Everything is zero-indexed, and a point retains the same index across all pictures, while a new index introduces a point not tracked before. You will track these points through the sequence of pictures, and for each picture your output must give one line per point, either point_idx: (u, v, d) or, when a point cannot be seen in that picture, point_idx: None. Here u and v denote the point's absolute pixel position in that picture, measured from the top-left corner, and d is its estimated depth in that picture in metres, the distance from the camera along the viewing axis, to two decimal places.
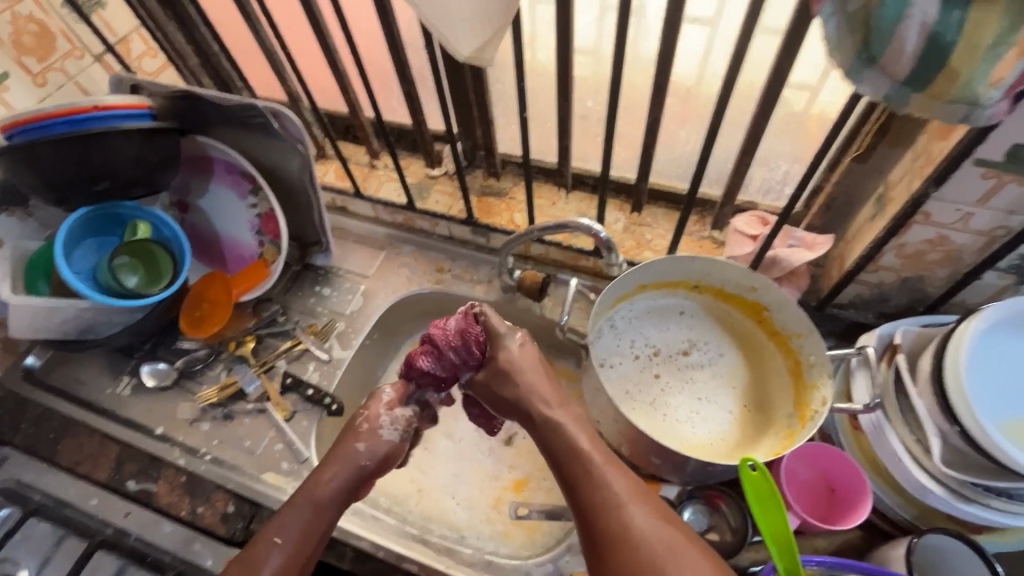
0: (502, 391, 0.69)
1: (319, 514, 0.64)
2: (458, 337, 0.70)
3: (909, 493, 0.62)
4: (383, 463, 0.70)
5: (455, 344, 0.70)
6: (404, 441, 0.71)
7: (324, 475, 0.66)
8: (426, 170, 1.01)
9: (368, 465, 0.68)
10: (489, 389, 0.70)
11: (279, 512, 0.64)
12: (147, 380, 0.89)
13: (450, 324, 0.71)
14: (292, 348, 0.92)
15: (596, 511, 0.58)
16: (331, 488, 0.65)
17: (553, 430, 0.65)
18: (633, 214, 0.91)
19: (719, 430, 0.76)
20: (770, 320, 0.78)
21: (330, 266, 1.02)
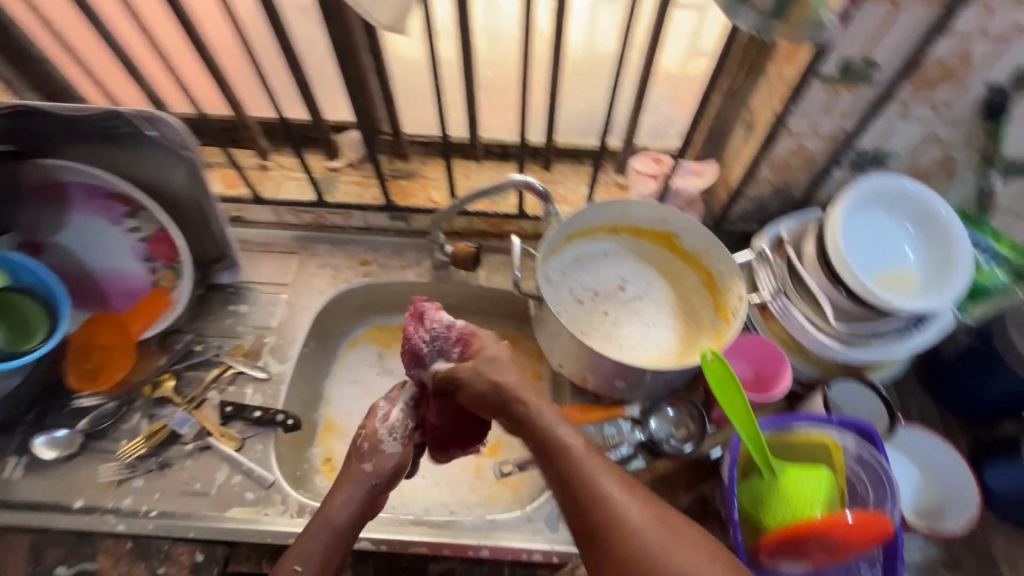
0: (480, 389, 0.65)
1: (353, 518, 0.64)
2: (440, 332, 0.70)
3: (815, 354, 0.76)
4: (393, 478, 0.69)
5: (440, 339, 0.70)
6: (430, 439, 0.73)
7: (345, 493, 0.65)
8: (327, 162, 0.98)
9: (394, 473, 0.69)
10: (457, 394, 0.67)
11: (294, 541, 0.61)
12: (44, 454, 0.76)
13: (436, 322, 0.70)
14: (222, 374, 0.84)
15: (590, 509, 0.54)
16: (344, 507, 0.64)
17: (542, 432, 0.61)
18: (543, 173, 0.96)
19: (662, 347, 0.86)
20: (681, 244, 0.89)
21: (238, 283, 0.94)
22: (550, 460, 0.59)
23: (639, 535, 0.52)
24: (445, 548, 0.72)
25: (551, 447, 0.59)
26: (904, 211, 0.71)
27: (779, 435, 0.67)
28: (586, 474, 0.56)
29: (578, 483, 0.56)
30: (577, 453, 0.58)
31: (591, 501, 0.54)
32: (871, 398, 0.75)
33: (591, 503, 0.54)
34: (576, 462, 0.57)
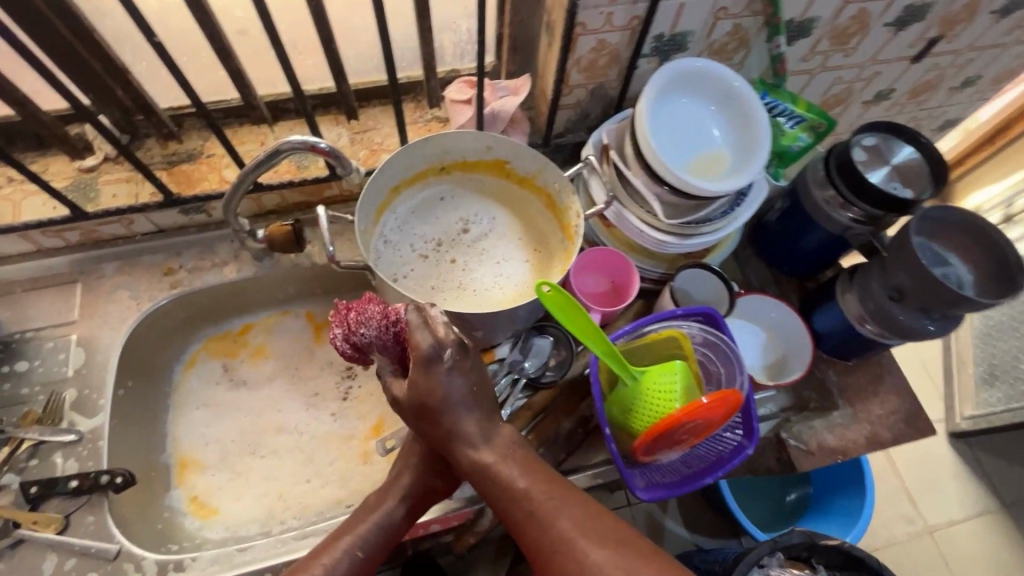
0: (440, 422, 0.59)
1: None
2: (377, 333, 0.60)
3: (655, 252, 0.77)
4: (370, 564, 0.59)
5: (377, 342, 0.61)
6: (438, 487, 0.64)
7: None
8: (76, 163, 0.79)
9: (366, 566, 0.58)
10: (407, 408, 0.61)
11: None
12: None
13: (364, 331, 0.60)
14: (15, 452, 0.69)
15: (549, 552, 0.54)
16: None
17: (495, 484, 0.59)
18: (351, 123, 0.85)
19: (518, 280, 0.82)
20: (515, 170, 0.84)
21: (7, 336, 0.76)
22: (506, 509, 0.58)
23: (597, 574, 0.50)
24: None
25: (506, 493, 0.57)
26: (695, 91, 0.72)
27: (634, 341, 0.69)
28: (545, 517, 0.55)
29: (533, 530, 0.55)
30: (526, 497, 0.57)
31: (546, 545, 0.54)
32: (713, 281, 0.78)
33: (545, 547, 0.54)
34: (534, 503, 0.56)
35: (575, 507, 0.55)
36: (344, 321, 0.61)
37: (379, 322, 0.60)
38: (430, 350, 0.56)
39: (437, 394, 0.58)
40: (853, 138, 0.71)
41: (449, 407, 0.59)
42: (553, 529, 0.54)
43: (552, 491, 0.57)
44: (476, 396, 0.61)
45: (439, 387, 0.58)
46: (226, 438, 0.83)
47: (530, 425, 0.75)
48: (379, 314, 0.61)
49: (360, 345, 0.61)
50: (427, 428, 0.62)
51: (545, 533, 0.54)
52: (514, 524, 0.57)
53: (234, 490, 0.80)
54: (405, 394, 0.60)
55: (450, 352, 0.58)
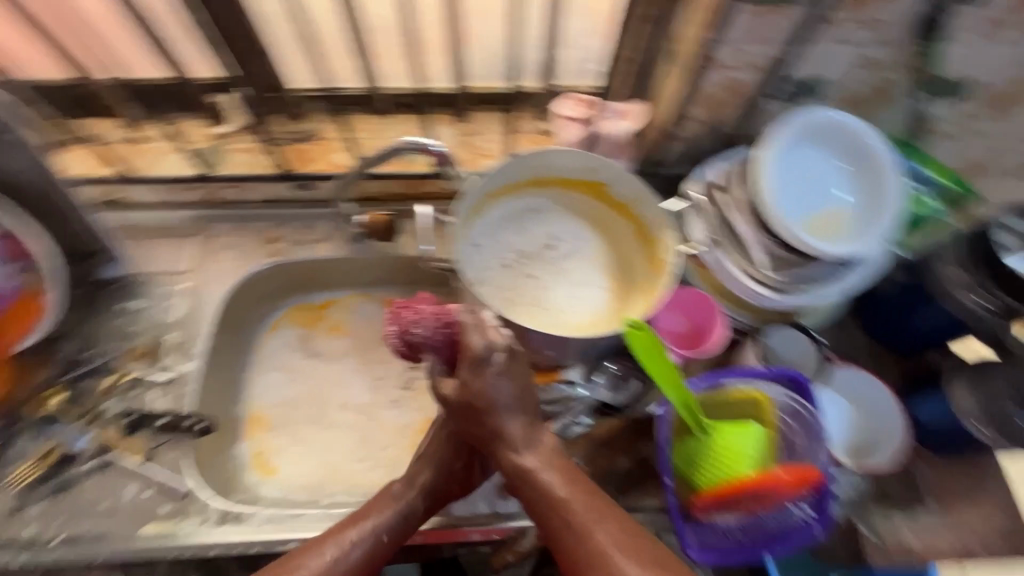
0: (487, 420, 0.61)
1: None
2: (430, 333, 0.63)
3: (750, 304, 0.73)
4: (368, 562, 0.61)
5: (430, 341, 0.63)
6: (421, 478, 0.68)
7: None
8: (210, 128, 0.85)
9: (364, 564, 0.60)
10: (455, 407, 0.63)
11: None
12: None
13: (419, 330, 0.63)
14: (119, 382, 0.76)
15: (585, 564, 0.55)
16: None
17: (535, 490, 0.60)
18: (460, 124, 0.88)
19: (595, 306, 0.80)
20: (611, 193, 0.84)
21: (126, 276, 0.83)
22: (543, 516, 0.59)
23: None
24: None
25: (544, 502, 0.59)
26: (838, 150, 0.70)
27: (711, 394, 0.66)
28: (583, 529, 0.56)
29: (569, 540, 0.57)
30: (564, 506, 0.58)
31: (581, 557, 0.55)
32: (804, 344, 0.75)
33: (579, 558, 0.55)
34: (572, 512, 0.57)
35: (611, 524, 0.56)
36: (402, 320, 0.64)
37: (432, 321, 0.63)
38: (482, 350, 0.59)
39: (485, 394, 0.60)
40: (995, 220, 0.66)
41: (495, 408, 0.61)
42: (589, 542, 0.55)
43: (590, 504, 0.58)
44: (523, 402, 0.63)
45: (487, 388, 0.60)
46: (294, 404, 0.88)
47: (586, 454, 0.76)
48: (434, 315, 0.64)
49: (413, 344, 0.64)
50: (472, 428, 0.64)
51: (580, 546, 0.56)
52: (550, 532, 0.59)
53: (293, 454, 0.84)
54: (453, 393, 0.62)
55: (501, 355, 0.60)
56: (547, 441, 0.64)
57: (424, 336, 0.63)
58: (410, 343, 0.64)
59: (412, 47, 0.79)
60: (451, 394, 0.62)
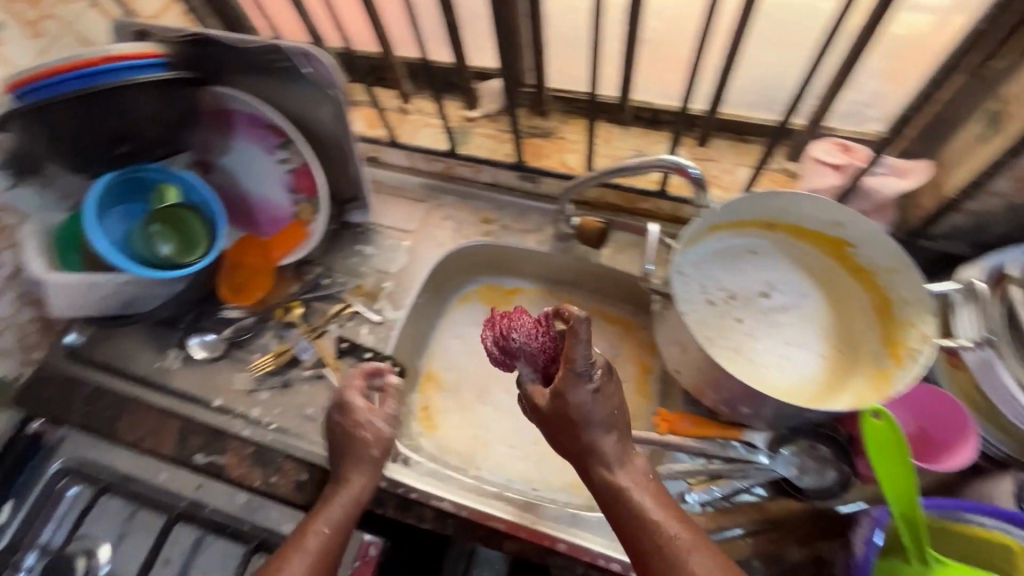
0: (583, 438, 0.58)
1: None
2: (531, 343, 0.59)
3: (1013, 428, 0.61)
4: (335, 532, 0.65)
5: (525, 349, 0.60)
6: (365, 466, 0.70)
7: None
8: (465, 111, 0.95)
9: (326, 540, 0.64)
10: (548, 417, 0.59)
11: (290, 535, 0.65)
12: (195, 353, 0.87)
13: (513, 336, 0.59)
14: (342, 311, 0.89)
15: None
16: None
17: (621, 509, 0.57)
18: (697, 146, 0.84)
19: (805, 372, 0.73)
20: (854, 256, 0.74)
21: (367, 223, 0.96)
22: (628, 534, 0.56)
23: None
24: (522, 530, 0.70)
25: (634, 524, 0.55)
26: None
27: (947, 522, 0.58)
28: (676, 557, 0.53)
29: (660, 567, 0.53)
30: (652, 532, 0.55)
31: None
32: None
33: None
34: (665, 537, 0.54)
35: (705, 558, 0.52)
36: (498, 325, 0.61)
37: (531, 332, 0.59)
38: (584, 370, 0.54)
39: (581, 409, 0.56)
40: None
41: (588, 422, 0.57)
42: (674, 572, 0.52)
43: (684, 532, 0.54)
44: (614, 417, 0.59)
45: (584, 403, 0.56)
46: (466, 373, 0.94)
47: (750, 529, 0.68)
48: (534, 323, 0.59)
49: (509, 351, 0.60)
50: (562, 440, 0.60)
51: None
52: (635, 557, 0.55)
53: (455, 419, 0.90)
54: (546, 403, 0.59)
55: (600, 374, 0.57)
56: (636, 458, 0.60)
57: (521, 345, 0.59)
58: (506, 349, 0.60)
59: (675, 65, 0.79)
60: (541, 403, 0.59)
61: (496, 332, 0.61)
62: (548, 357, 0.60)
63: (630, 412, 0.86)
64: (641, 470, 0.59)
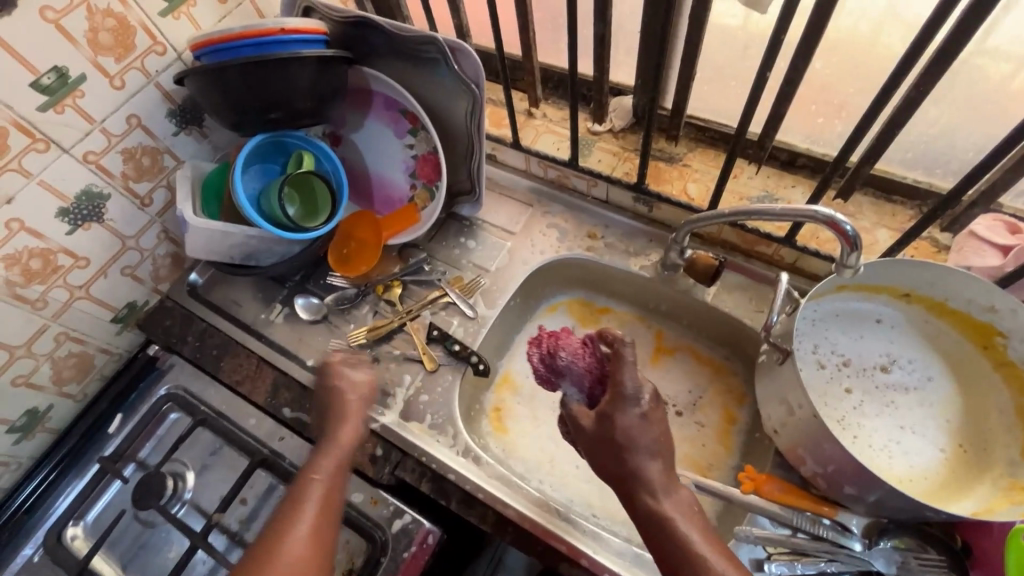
0: (630, 461, 0.57)
1: (313, 527, 0.62)
2: (578, 363, 0.64)
3: None
4: (337, 476, 0.68)
5: (570, 368, 0.64)
6: (353, 418, 0.74)
7: (307, 525, 0.62)
8: (590, 124, 0.94)
9: (325, 482, 0.66)
10: (589, 437, 0.60)
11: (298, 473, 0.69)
12: (302, 314, 0.91)
13: (560, 351, 0.65)
14: (438, 299, 0.91)
15: None
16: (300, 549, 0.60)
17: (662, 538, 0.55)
18: (835, 198, 0.78)
19: (922, 463, 0.66)
20: (1003, 348, 0.67)
21: (474, 217, 0.98)
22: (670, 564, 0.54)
23: None
24: (582, 557, 0.69)
25: (681, 554, 0.53)
26: None
27: None
28: None
29: None
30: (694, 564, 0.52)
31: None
32: None
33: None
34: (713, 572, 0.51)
35: None
36: (545, 341, 0.67)
37: (579, 351, 0.64)
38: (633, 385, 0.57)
39: (625, 431, 0.57)
40: None
41: (634, 445, 0.57)
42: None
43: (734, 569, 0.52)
44: (659, 444, 0.58)
45: (630, 424, 0.57)
46: None
47: None
48: (580, 345, 0.65)
49: (556, 368, 0.65)
50: (605, 463, 0.59)
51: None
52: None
53: (525, 426, 0.90)
54: (590, 423, 0.60)
55: (647, 399, 0.58)
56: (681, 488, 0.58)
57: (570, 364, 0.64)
58: (553, 366, 0.65)
59: (828, 109, 0.74)
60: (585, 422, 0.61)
61: (544, 348, 0.67)
62: (595, 380, 0.63)
63: (707, 461, 0.82)
64: (685, 500, 0.57)
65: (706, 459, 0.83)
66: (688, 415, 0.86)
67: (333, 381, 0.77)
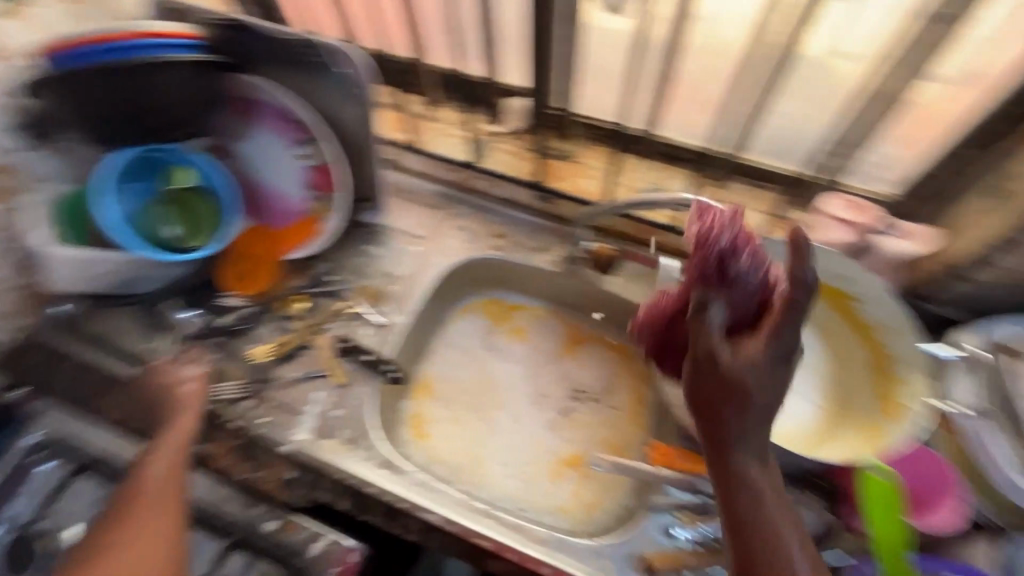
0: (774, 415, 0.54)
1: (147, 526, 0.61)
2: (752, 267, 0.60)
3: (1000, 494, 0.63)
4: (172, 465, 0.66)
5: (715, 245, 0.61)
6: (188, 412, 0.72)
7: (143, 521, 0.61)
8: (489, 126, 0.95)
9: (166, 458, 0.66)
10: (721, 372, 0.53)
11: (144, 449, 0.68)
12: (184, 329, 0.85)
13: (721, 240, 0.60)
14: (345, 311, 0.88)
15: None
16: (134, 566, 0.58)
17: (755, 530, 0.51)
18: (712, 187, 0.86)
19: (800, 419, 0.75)
20: (861, 313, 0.75)
21: (380, 224, 0.96)
22: (742, 531, 0.51)
23: None
24: (509, 550, 0.70)
25: (751, 521, 0.51)
26: None
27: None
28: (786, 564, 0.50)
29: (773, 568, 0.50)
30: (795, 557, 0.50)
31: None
32: None
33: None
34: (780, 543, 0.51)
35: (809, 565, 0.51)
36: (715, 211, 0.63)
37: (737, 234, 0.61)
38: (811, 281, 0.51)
39: (734, 369, 0.53)
40: None
41: (750, 389, 0.53)
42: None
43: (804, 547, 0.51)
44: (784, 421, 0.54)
45: (735, 362, 0.54)
46: (464, 385, 0.93)
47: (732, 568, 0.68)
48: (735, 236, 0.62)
49: (705, 245, 0.61)
50: (717, 406, 0.54)
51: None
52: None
53: (446, 430, 0.90)
54: (731, 355, 0.54)
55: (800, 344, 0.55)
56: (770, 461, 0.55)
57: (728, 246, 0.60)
58: (704, 236, 0.61)
59: (697, 105, 0.81)
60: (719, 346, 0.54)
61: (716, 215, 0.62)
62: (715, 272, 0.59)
63: (623, 441, 0.87)
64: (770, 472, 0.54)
65: (621, 440, 0.87)
66: (603, 400, 0.90)
67: (167, 367, 0.75)
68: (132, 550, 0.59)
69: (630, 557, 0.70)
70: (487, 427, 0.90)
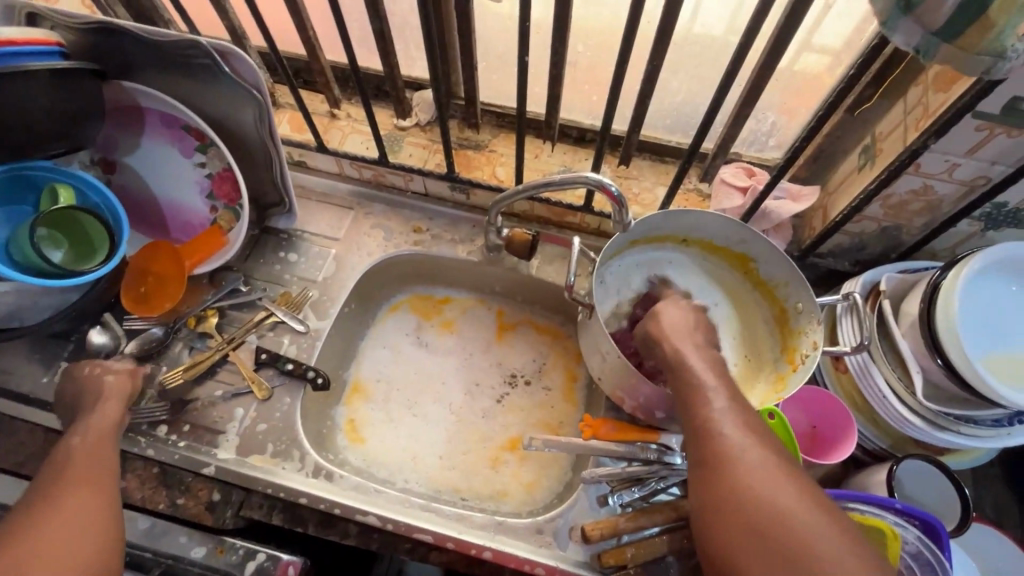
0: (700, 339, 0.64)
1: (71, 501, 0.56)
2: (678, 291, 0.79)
3: (888, 425, 0.68)
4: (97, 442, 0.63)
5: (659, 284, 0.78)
6: (110, 400, 0.68)
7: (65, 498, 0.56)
8: (396, 120, 0.94)
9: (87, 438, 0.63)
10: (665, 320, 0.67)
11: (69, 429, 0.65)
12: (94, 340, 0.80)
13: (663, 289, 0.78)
14: (264, 320, 0.85)
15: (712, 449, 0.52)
16: (53, 538, 0.52)
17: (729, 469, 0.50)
18: (619, 166, 0.88)
19: None
20: (758, 272, 0.79)
21: (292, 229, 0.93)
22: (687, 412, 0.57)
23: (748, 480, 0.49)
24: (449, 541, 0.70)
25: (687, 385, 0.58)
26: None
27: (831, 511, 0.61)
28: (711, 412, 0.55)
29: (701, 418, 0.55)
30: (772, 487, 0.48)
31: (784, 529, 0.45)
32: (948, 492, 0.66)
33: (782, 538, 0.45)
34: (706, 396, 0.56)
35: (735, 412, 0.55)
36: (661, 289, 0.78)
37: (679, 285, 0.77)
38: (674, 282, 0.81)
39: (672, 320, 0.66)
40: None
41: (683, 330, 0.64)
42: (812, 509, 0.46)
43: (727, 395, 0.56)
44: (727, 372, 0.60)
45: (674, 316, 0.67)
46: (396, 384, 0.92)
47: (666, 526, 0.70)
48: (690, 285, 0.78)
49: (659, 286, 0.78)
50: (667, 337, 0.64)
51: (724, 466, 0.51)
52: (735, 519, 0.48)
53: (382, 430, 0.89)
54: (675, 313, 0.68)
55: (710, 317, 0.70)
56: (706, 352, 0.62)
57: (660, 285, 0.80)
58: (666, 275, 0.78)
59: (595, 87, 0.83)
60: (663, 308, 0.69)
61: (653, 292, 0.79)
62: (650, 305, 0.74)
63: (558, 419, 0.89)
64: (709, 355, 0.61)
65: (555, 419, 0.89)
66: (535, 382, 0.92)
67: (88, 368, 0.72)
68: (53, 523, 0.53)
69: (566, 529, 0.72)
70: (424, 423, 0.89)
